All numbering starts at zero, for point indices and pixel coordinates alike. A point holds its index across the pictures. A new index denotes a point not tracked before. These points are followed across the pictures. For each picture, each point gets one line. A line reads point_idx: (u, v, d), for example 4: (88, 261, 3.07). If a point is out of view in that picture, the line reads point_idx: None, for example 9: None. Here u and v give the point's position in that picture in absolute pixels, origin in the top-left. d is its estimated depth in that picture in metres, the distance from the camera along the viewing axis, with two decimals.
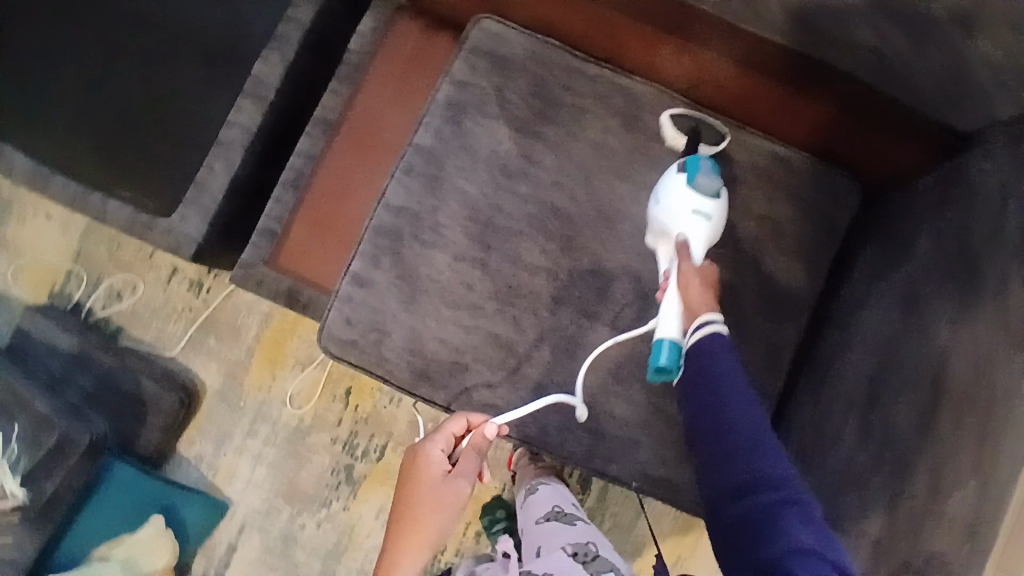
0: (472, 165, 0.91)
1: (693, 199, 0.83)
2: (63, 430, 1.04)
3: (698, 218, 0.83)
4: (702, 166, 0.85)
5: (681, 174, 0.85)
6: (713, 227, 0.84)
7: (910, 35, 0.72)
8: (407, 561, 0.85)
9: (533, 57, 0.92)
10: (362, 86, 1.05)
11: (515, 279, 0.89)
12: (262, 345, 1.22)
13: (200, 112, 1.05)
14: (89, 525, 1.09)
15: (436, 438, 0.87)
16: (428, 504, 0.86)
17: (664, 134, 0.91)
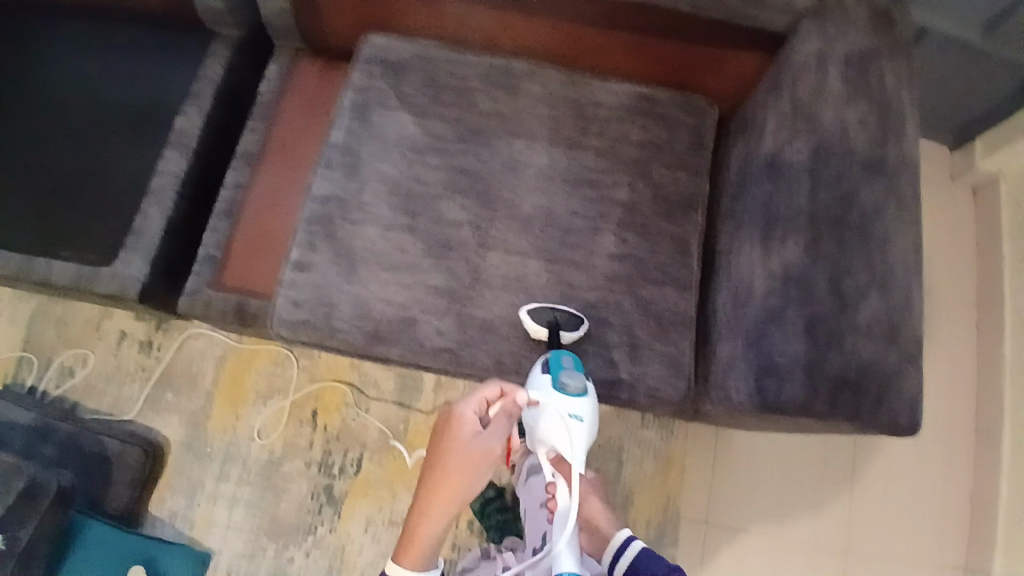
0: (385, 149, 1.02)
1: (565, 405, 0.86)
2: (33, 473, 0.97)
3: (572, 419, 0.86)
4: (566, 368, 0.89)
5: (546, 375, 0.89)
6: (587, 429, 0.87)
7: None
8: (434, 519, 0.86)
9: (417, 55, 1.07)
10: (275, 114, 1.16)
11: (443, 234, 0.99)
12: (220, 387, 1.22)
13: (128, 171, 1.13)
14: None
15: (468, 400, 0.85)
16: (462, 468, 0.84)
17: (528, 329, 0.94)
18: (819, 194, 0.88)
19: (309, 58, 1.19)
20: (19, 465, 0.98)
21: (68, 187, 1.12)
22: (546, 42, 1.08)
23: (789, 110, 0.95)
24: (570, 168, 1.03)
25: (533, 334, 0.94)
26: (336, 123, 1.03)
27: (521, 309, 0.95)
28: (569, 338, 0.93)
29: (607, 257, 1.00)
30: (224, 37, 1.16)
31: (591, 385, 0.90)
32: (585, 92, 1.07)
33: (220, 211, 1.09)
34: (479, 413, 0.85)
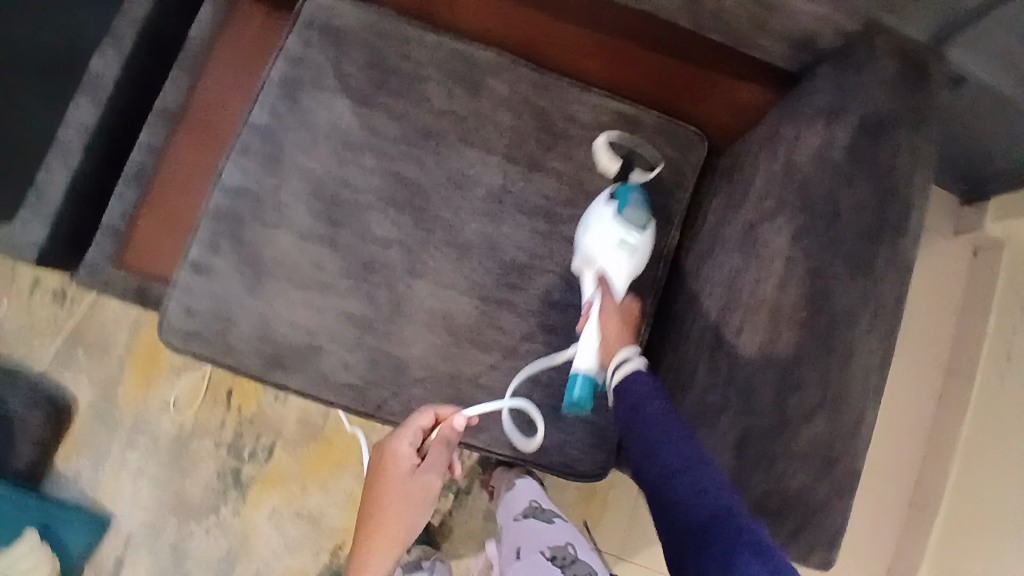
0: (312, 141, 0.88)
1: (623, 233, 0.85)
2: None
3: (620, 252, 0.85)
4: (632, 200, 0.86)
5: (610, 205, 0.86)
6: (637, 263, 0.87)
7: None
8: (377, 562, 0.82)
9: (367, 26, 0.89)
10: (202, 66, 1.00)
11: (366, 253, 0.87)
12: (135, 354, 1.16)
13: (29, 111, 0.99)
14: None
15: (402, 434, 0.82)
16: (401, 507, 0.82)
17: (596, 163, 0.91)
18: (788, 287, 0.76)
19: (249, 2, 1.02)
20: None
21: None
22: (517, 29, 0.91)
23: (780, 173, 0.80)
24: (524, 194, 0.90)
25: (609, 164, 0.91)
26: (261, 99, 0.88)
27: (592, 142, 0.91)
28: (637, 177, 0.90)
29: (546, 303, 0.90)
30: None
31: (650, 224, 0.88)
32: (556, 101, 0.91)
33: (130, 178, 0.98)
34: (415, 443, 0.83)
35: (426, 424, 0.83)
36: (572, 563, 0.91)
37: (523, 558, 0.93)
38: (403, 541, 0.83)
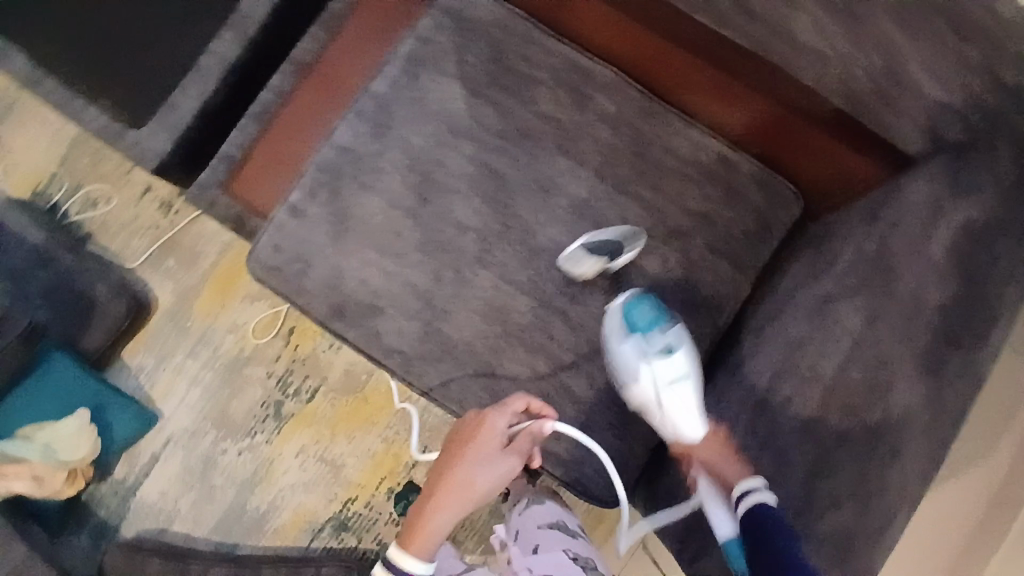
0: (421, 117, 0.92)
1: (661, 372, 0.83)
2: None
3: (673, 386, 0.82)
4: (645, 325, 0.85)
5: (630, 351, 0.85)
6: (694, 380, 0.83)
7: (845, 23, 0.72)
8: (444, 515, 0.72)
9: (496, 22, 0.93)
10: (338, 26, 1.06)
11: (443, 234, 0.91)
12: (215, 274, 1.25)
13: (176, 34, 1.06)
14: (19, 406, 1.12)
15: (499, 411, 0.76)
16: (476, 466, 0.72)
17: (573, 270, 0.89)
18: (849, 370, 0.75)
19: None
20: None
21: (111, 25, 1.06)
22: (640, 59, 0.93)
23: (871, 253, 0.78)
24: (606, 213, 0.90)
25: (580, 276, 0.89)
26: (385, 70, 0.94)
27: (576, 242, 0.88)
28: (620, 262, 0.88)
29: (602, 325, 0.90)
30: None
31: (676, 333, 0.86)
32: (659, 130, 0.91)
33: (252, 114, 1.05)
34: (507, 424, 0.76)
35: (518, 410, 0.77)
36: (592, 569, 0.90)
37: (545, 553, 0.90)
38: (467, 507, 0.72)
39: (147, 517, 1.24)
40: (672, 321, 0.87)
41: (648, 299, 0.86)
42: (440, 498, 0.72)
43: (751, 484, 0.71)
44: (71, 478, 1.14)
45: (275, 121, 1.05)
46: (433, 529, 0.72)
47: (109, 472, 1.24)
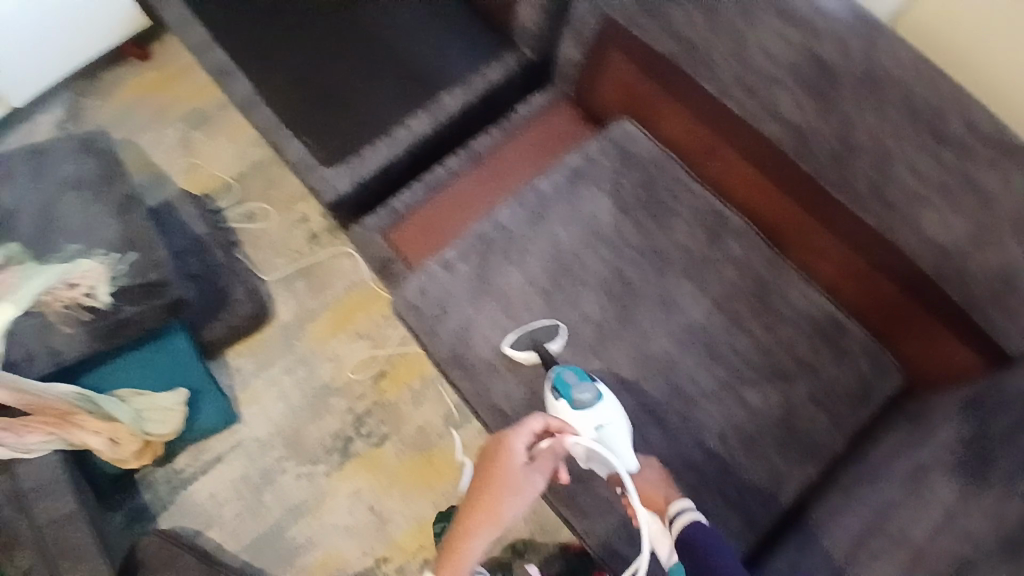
0: (573, 219, 1.06)
1: (593, 418, 0.88)
2: (167, 275, 1.09)
3: (602, 431, 0.88)
4: (571, 385, 0.91)
5: (560, 402, 0.90)
6: (620, 425, 0.89)
7: (971, 220, 0.85)
8: (480, 533, 0.84)
9: (656, 160, 1.09)
10: (513, 134, 1.26)
11: (568, 318, 1.00)
12: (335, 307, 1.38)
13: (382, 104, 1.26)
14: (124, 369, 1.18)
15: (518, 433, 0.86)
16: (505, 490, 0.84)
17: (515, 355, 0.98)
18: (943, 542, 0.75)
19: (563, 100, 1.29)
20: (162, 263, 1.10)
21: (330, 84, 1.27)
22: (771, 215, 1.04)
23: (969, 434, 0.82)
24: (719, 339, 0.99)
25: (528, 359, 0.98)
26: (552, 174, 1.10)
27: (506, 343, 0.99)
28: (556, 349, 0.98)
29: (695, 441, 0.94)
30: (520, 57, 1.30)
31: (602, 389, 0.92)
32: (779, 281, 1.01)
33: (426, 181, 1.23)
34: (526, 448, 0.86)
35: (537, 429, 0.87)
36: None
37: None
38: (498, 525, 0.85)
39: (189, 515, 1.25)
40: (593, 380, 0.93)
41: (567, 366, 0.94)
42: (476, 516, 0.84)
43: (683, 504, 0.83)
44: (140, 452, 1.17)
45: (441, 193, 1.21)
46: (470, 546, 0.84)
47: (170, 459, 1.28)
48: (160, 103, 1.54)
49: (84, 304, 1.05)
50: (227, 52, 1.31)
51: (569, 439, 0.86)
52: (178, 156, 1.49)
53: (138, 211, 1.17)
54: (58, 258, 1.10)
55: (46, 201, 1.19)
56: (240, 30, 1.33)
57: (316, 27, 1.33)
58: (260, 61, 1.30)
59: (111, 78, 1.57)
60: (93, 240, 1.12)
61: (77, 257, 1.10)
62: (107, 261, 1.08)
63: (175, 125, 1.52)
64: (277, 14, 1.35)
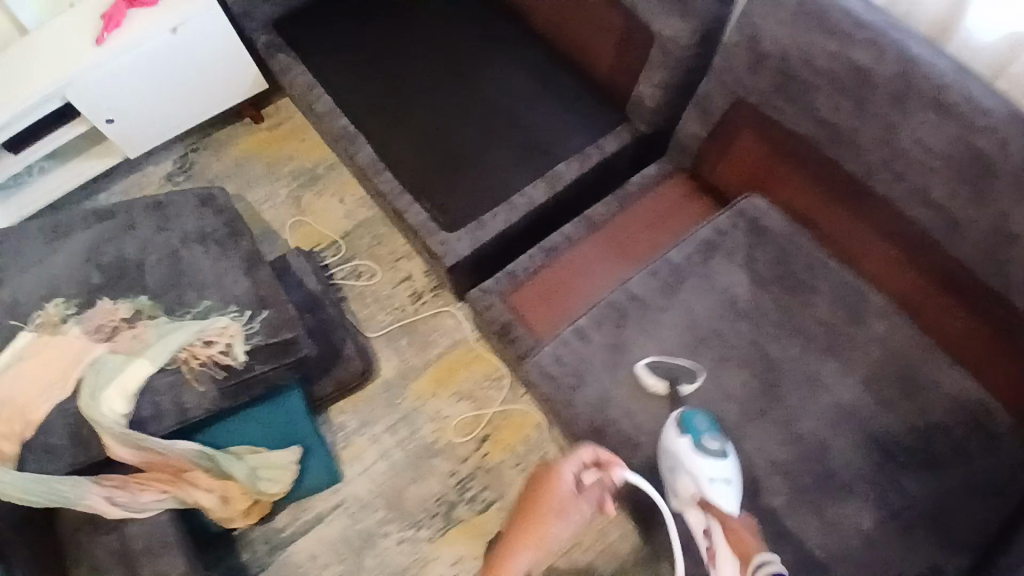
0: (708, 292, 1.06)
1: (710, 467, 0.89)
2: (298, 334, 1.09)
3: (716, 485, 0.89)
4: (701, 430, 0.92)
5: (682, 438, 0.92)
6: (733, 486, 0.90)
7: None
8: (523, 554, 0.93)
9: (787, 234, 1.09)
10: (630, 202, 1.28)
11: (709, 394, 1.00)
12: (438, 364, 1.38)
13: (501, 173, 1.32)
14: (238, 424, 1.15)
15: (570, 461, 0.93)
16: (554, 515, 0.94)
17: (645, 378, 1.00)
18: None
19: (678, 170, 1.30)
20: (296, 321, 1.10)
21: (453, 155, 1.34)
22: (906, 291, 1.04)
23: None
24: (864, 420, 0.98)
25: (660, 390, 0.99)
26: (681, 245, 1.10)
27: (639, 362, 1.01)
28: (688, 392, 0.99)
29: (845, 527, 0.92)
30: (633, 130, 1.34)
31: (728, 447, 0.92)
32: (920, 361, 1.00)
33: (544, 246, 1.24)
34: (575, 479, 0.92)
35: (587, 459, 0.92)
36: None
37: None
38: (544, 546, 0.95)
39: None
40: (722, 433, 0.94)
41: (699, 411, 0.95)
42: (523, 535, 0.95)
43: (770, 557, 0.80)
44: (248, 511, 1.15)
45: (561, 257, 1.23)
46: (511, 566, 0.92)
47: (271, 516, 1.25)
48: (271, 159, 1.64)
49: (220, 361, 1.05)
50: (353, 121, 1.40)
51: (623, 474, 0.89)
52: (288, 210, 1.57)
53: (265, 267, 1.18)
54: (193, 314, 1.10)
55: (173, 252, 1.19)
56: (365, 104, 1.42)
57: (435, 103, 1.41)
58: (385, 132, 1.38)
59: (225, 133, 1.68)
60: (226, 297, 1.12)
61: (212, 315, 1.10)
62: (243, 320, 1.09)
63: (285, 182, 1.60)
64: (398, 88, 1.43)
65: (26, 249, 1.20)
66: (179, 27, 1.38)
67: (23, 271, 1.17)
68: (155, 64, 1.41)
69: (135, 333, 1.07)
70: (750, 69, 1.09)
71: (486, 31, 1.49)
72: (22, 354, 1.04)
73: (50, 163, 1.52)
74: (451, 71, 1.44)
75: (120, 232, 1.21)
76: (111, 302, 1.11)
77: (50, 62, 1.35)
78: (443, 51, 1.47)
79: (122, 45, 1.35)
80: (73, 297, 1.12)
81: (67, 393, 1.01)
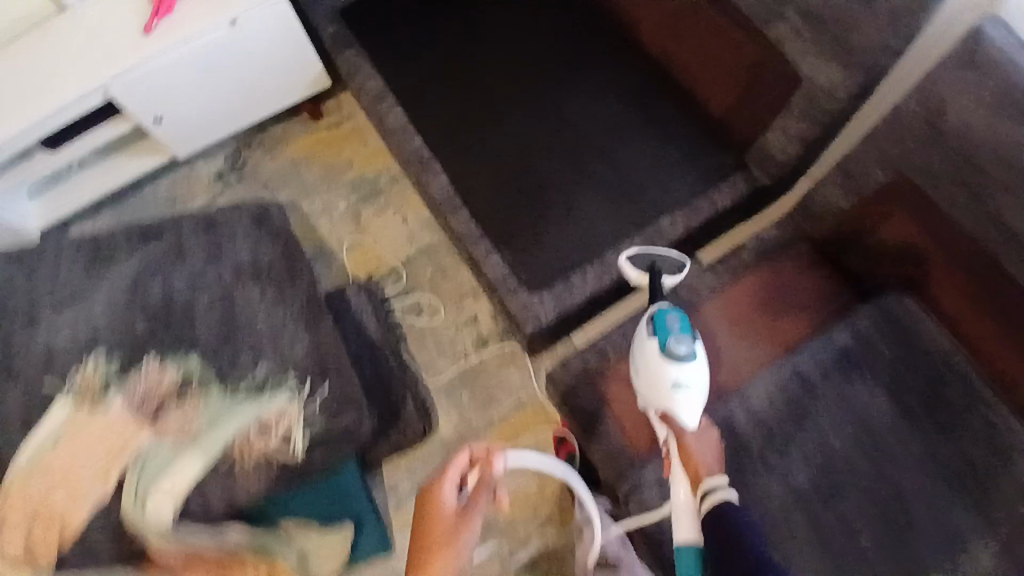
0: (847, 420, 0.91)
1: (673, 372, 0.88)
2: (363, 415, 0.99)
3: (679, 393, 0.87)
4: (671, 332, 0.90)
5: (653, 341, 0.90)
6: (700, 387, 0.89)
7: None
8: None
9: (944, 355, 0.91)
10: (743, 274, 1.08)
11: (835, 545, 0.86)
12: (502, 425, 1.27)
13: (595, 224, 1.14)
14: (291, 493, 1.02)
15: (448, 477, 0.88)
16: (458, 539, 0.84)
17: (627, 275, 1.00)
18: None
19: (807, 238, 1.09)
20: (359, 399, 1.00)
21: (540, 194, 1.16)
22: None
23: None
24: None
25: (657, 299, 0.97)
26: (815, 350, 0.95)
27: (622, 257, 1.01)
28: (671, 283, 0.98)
29: None
30: (750, 186, 1.15)
31: (699, 348, 0.90)
32: None
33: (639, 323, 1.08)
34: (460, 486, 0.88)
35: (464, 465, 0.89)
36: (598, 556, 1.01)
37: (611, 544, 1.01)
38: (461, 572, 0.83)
39: None
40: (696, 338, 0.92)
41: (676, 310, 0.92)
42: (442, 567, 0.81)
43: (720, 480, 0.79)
44: None
45: None
46: None
47: None
48: (329, 164, 1.48)
49: (276, 455, 0.96)
50: (428, 143, 1.23)
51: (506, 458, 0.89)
52: (346, 227, 1.43)
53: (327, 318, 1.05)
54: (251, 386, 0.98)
55: (224, 293, 1.06)
56: (443, 122, 1.24)
57: (518, 128, 1.22)
58: (463, 159, 1.20)
59: (282, 131, 1.52)
60: (284, 357, 1.02)
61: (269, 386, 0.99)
62: (301, 398, 0.99)
63: (342, 193, 1.46)
64: (477, 107, 1.25)
65: (61, 276, 1.08)
66: (237, 19, 1.20)
67: (59, 306, 1.06)
68: (209, 57, 1.23)
69: (186, 409, 0.96)
70: (921, 147, 0.87)
71: (587, 42, 1.28)
72: (55, 431, 0.94)
73: (87, 158, 1.40)
74: (543, 91, 1.25)
75: (168, 264, 1.09)
76: (155, 364, 0.99)
77: (87, 48, 1.18)
78: (533, 64, 1.27)
79: (173, 38, 1.18)
80: (116, 349, 1.01)
81: (108, 488, 0.91)
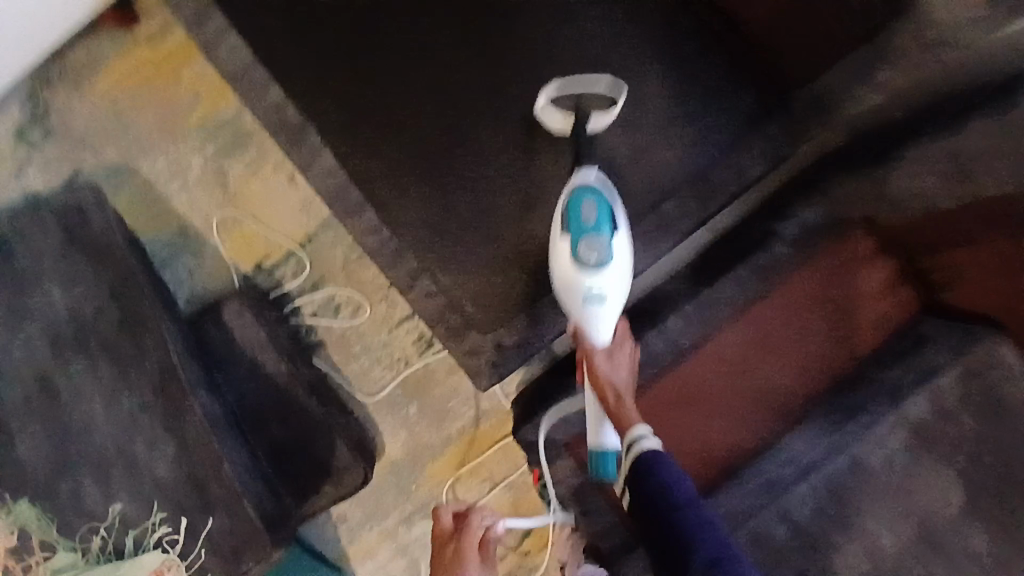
0: (903, 518, 0.69)
1: (582, 285, 0.73)
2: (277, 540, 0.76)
3: (590, 307, 0.74)
4: (584, 233, 0.73)
5: (563, 243, 0.74)
6: (619, 293, 0.74)
7: None
8: None
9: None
10: (780, 283, 0.80)
11: None
12: (463, 441, 1.05)
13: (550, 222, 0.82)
14: None
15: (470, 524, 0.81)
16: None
17: (547, 126, 0.82)
18: None
19: (868, 229, 0.81)
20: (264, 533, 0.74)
21: (467, 183, 0.83)
22: None
23: None
24: None
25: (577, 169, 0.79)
26: (874, 435, 0.71)
27: (541, 98, 0.81)
28: (599, 122, 0.81)
29: None
30: (771, 148, 0.81)
31: (616, 246, 0.74)
32: None
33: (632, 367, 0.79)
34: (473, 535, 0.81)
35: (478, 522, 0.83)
36: None
37: None
38: None
39: None
40: (615, 228, 0.74)
41: (593, 193, 0.75)
42: None
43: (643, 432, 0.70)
44: None
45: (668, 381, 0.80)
46: None
47: None
48: (182, 112, 1.09)
49: None
50: (304, 112, 0.86)
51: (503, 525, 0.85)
52: (216, 198, 1.08)
53: (195, 397, 0.79)
54: (103, 556, 0.71)
55: (45, 376, 0.79)
56: (323, 78, 0.86)
57: (434, 81, 0.85)
58: (359, 139, 0.85)
59: (98, 61, 1.10)
60: (148, 483, 0.75)
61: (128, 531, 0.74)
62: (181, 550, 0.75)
63: (208, 154, 1.09)
64: (371, 52, 0.87)
65: None
66: None
67: None
68: None
69: None
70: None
71: None
72: None
73: None
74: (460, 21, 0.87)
75: None
76: None
77: None
78: None
79: None
80: None
81: None
